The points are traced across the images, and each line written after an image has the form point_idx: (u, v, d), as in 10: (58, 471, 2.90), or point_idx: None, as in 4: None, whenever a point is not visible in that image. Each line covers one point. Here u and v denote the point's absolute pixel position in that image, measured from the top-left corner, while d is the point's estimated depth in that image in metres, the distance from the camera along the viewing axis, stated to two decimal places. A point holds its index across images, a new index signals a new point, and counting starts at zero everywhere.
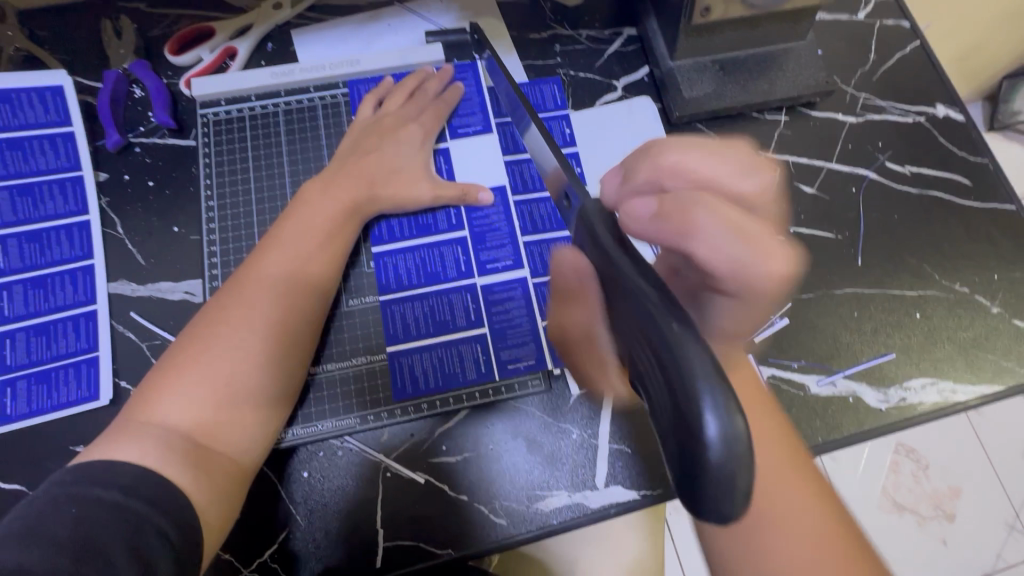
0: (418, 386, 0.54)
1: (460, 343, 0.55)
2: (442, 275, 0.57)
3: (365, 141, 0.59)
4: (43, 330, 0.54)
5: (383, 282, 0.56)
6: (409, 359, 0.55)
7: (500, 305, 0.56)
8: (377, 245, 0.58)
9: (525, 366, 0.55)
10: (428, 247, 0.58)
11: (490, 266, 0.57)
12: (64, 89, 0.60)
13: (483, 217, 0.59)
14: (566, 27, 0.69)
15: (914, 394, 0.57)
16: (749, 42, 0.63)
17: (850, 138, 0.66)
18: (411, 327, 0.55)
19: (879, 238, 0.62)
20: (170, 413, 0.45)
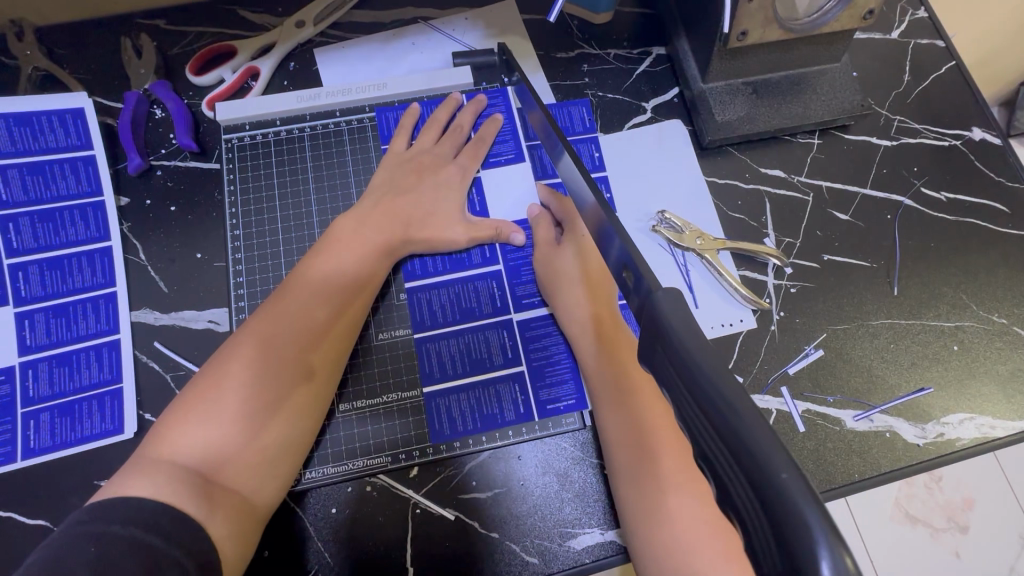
0: (455, 427, 0.53)
1: (498, 382, 0.55)
2: (476, 312, 0.56)
3: (403, 179, 0.58)
4: (66, 360, 0.53)
5: (419, 320, 0.56)
6: (446, 399, 0.54)
7: (536, 343, 0.56)
8: (411, 281, 0.57)
9: (565, 406, 0.54)
10: (462, 282, 0.57)
11: (526, 302, 0.57)
12: (85, 111, 0.59)
13: (520, 254, 0.58)
14: (594, 45, 0.67)
15: (952, 429, 0.56)
16: (784, 65, 0.62)
17: (885, 163, 0.65)
18: (447, 365, 0.55)
19: (915, 266, 0.61)
20: (187, 449, 0.43)
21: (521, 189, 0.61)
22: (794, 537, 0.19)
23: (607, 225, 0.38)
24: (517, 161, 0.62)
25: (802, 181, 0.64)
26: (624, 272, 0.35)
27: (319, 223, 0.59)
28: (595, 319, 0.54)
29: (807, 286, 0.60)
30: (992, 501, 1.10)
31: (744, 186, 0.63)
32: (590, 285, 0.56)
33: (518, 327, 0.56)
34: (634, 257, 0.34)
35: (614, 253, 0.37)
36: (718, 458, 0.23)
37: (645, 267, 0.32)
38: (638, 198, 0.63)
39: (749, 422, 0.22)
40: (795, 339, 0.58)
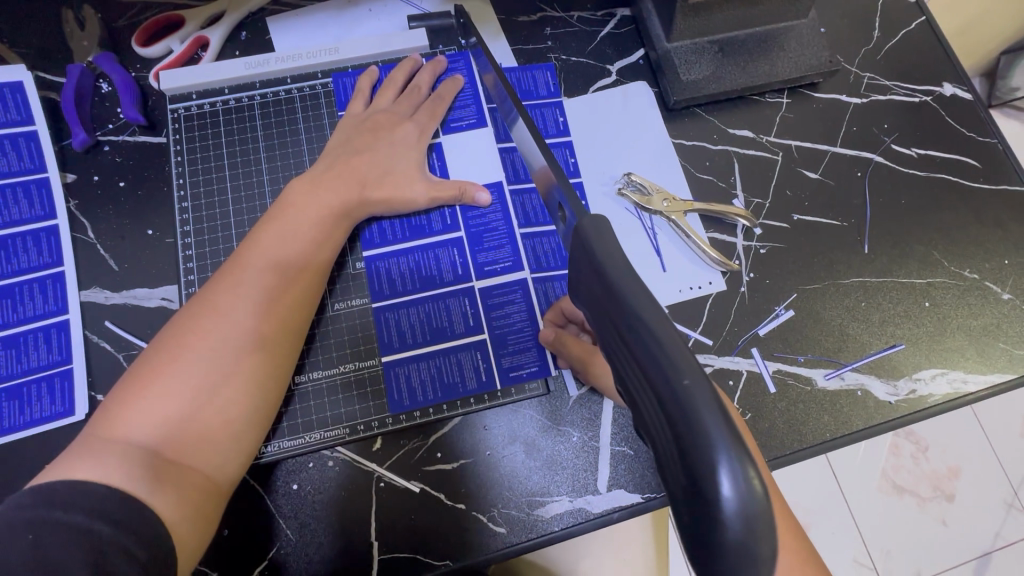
0: (416, 397, 0.52)
1: (459, 351, 0.53)
2: (437, 280, 0.55)
3: (358, 140, 0.56)
4: (13, 343, 0.51)
5: (377, 288, 0.54)
6: (406, 368, 0.53)
7: (498, 309, 0.54)
8: (369, 249, 0.55)
9: (527, 373, 0.53)
10: (422, 250, 0.56)
11: (488, 268, 0.55)
12: (24, 85, 0.57)
13: (480, 218, 0.57)
14: (557, 8, 0.65)
15: (924, 385, 0.55)
16: (748, 22, 0.61)
17: (854, 121, 0.64)
18: (407, 335, 0.53)
19: (886, 223, 0.60)
20: (138, 428, 0.41)
21: (484, 153, 0.59)
22: (692, 433, 0.23)
23: (556, 187, 0.37)
24: (478, 125, 0.60)
25: (770, 140, 0.62)
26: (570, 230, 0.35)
27: (270, 192, 0.57)
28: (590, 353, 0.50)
29: (778, 246, 0.59)
30: (976, 468, 1.11)
31: (711, 147, 0.62)
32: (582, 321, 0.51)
33: (481, 295, 0.55)
34: (575, 209, 0.33)
35: (563, 214, 0.37)
36: (633, 373, 0.27)
37: (585, 216, 0.31)
38: (603, 161, 0.61)
39: (659, 334, 0.25)
40: (765, 300, 0.57)
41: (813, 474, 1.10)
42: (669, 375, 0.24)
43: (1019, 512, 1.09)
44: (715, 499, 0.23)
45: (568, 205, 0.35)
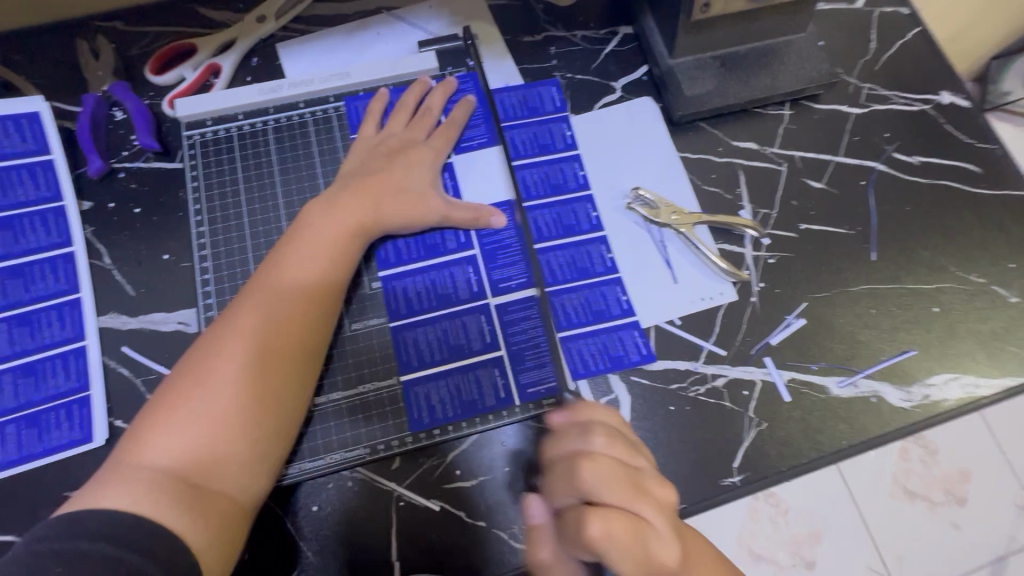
0: (435, 415, 0.52)
1: (477, 368, 0.54)
2: (453, 298, 0.55)
3: (373, 162, 0.57)
4: (31, 370, 0.52)
5: (395, 306, 0.55)
6: (426, 386, 0.53)
7: (514, 325, 0.55)
8: (385, 269, 0.56)
9: (546, 387, 0.53)
10: (437, 269, 0.56)
11: (503, 285, 0.56)
12: (40, 115, 0.57)
13: (494, 235, 0.57)
14: (560, 28, 0.67)
15: (937, 390, 0.56)
16: (749, 37, 0.62)
17: (856, 131, 0.65)
18: (425, 353, 0.54)
19: (891, 230, 0.61)
20: (164, 453, 0.42)
21: (495, 172, 0.60)
22: None
23: None
24: (489, 145, 0.61)
25: (774, 151, 0.64)
26: None
27: (285, 215, 0.57)
28: None
29: (786, 256, 0.60)
30: None
31: (717, 159, 0.63)
32: None
33: (496, 311, 0.55)
34: None
35: None
36: None
37: None
38: (611, 176, 0.62)
39: None
40: (776, 309, 0.58)
41: None
42: None
43: None
44: None
45: None
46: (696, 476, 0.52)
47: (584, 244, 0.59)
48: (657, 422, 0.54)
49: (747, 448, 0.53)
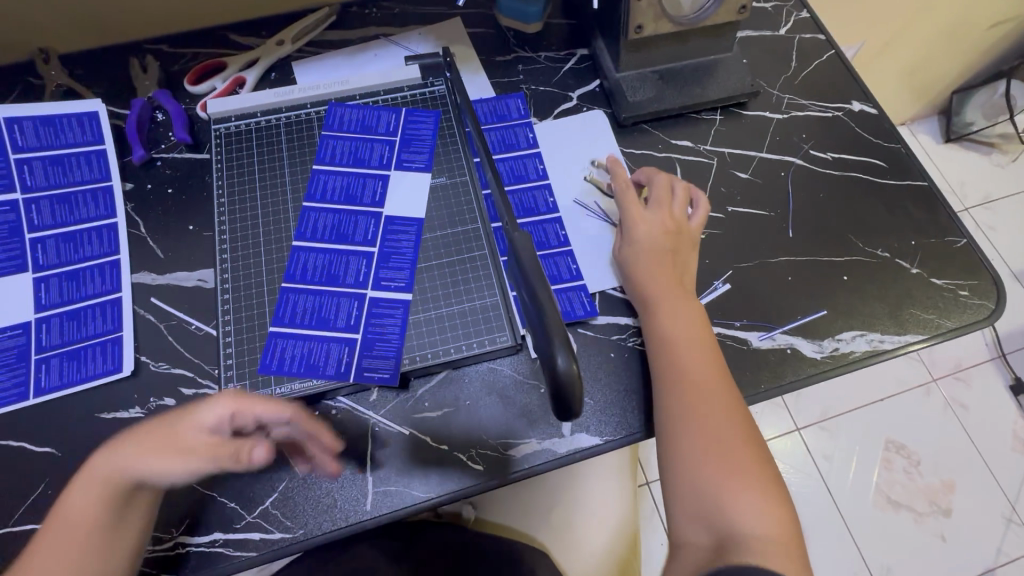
0: (281, 365, 0.59)
1: (331, 341, 0.60)
2: (339, 280, 0.63)
3: (159, 428, 0.50)
4: (75, 315, 0.62)
5: (295, 271, 0.63)
6: (285, 341, 0.60)
7: (380, 318, 0.61)
8: (302, 242, 0.64)
9: (377, 377, 0.59)
10: (339, 253, 0.64)
11: (384, 283, 0.62)
12: (98, 114, 0.70)
13: (394, 239, 0.64)
14: (527, 50, 0.81)
15: (845, 344, 0.64)
16: (681, 56, 0.75)
17: (778, 132, 0.76)
18: (297, 316, 0.61)
19: (807, 212, 0.71)
20: None
21: (403, 185, 0.67)
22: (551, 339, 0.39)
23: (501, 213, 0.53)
24: (420, 170, 0.68)
25: (707, 149, 0.75)
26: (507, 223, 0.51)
27: (290, 190, 0.67)
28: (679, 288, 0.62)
29: (715, 233, 0.70)
30: (967, 480, 1.36)
31: (657, 154, 0.74)
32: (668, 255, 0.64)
33: (369, 302, 0.62)
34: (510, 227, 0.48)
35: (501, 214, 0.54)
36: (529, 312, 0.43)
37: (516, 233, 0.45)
38: (566, 170, 0.73)
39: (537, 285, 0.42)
40: (705, 275, 0.67)
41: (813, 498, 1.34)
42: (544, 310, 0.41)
43: (1016, 525, 1.32)
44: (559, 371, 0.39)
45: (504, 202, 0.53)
46: (631, 411, 0.60)
47: (540, 222, 0.69)
48: (600, 366, 0.62)
49: None
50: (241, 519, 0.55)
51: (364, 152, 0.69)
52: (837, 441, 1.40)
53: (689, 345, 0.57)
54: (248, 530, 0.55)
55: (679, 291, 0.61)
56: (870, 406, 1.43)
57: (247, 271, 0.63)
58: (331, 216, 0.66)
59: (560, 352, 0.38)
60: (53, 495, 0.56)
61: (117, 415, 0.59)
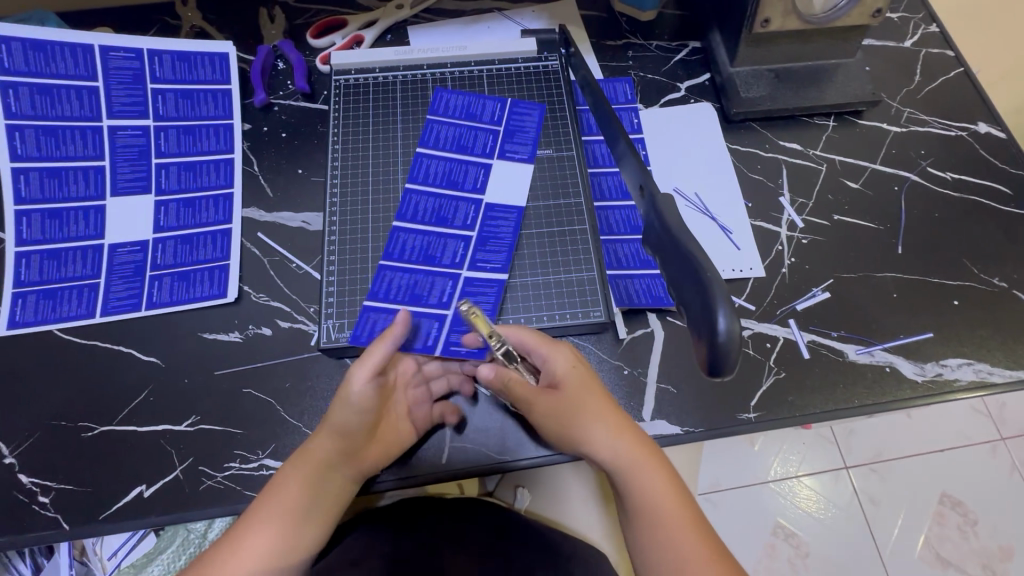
0: (371, 338, 0.60)
1: (423, 317, 0.61)
2: (436, 259, 0.63)
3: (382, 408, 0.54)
4: (188, 240, 0.66)
5: (391, 251, 0.63)
6: (378, 315, 0.61)
7: (471, 298, 0.61)
8: (399, 223, 0.65)
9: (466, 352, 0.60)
10: (440, 236, 0.64)
11: (480, 265, 0.62)
12: (228, 56, 0.74)
13: (495, 224, 0.64)
14: (639, 37, 0.80)
15: (950, 371, 0.61)
16: (802, 56, 0.73)
17: (894, 145, 0.73)
18: (392, 291, 0.61)
19: (919, 231, 0.68)
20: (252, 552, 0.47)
21: (511, 179, 0.67)
22: (707, 296, 0.34)
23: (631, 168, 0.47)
24: (523, 160, 0.68)
25: (817, 154, 0.72)
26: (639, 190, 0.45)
27: (401, 146, 0.69)
28: (628, 439, 0.51)
29: (818, 239, 0.67)
30: None
31: (764, 154, 0.72)
32: (585, 397, 0.52)
33: (464, 283, 0.62)
34: (650, 186, 0.43)
35: (628, 176, 0.48)
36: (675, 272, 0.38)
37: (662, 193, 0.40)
38: (668, 158, 0.72)
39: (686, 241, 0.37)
40: (804, 281, 0.65)
41: (855, 540, 1.28)
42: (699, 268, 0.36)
43: None
44: (718, 333, 0.33)
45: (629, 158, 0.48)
46: (713, 406, 0.59)
47: None
48: (688, 356, 0.61)
49: (764, 391, 0.60)
50: None
51: (468, 140, 0.69)
52: (889, 486, 1.33)
53: (647, 490, 0.49)
54: None
55: (637, 439, 0.51)
56: (930, 455, 1.35)
57: (354, 219, 0.65)
58: (430, 198, 0.66)
59: (721, 310, 0.33)
60: (154, 402, 0.59)
61: (218, 336, 0.62)
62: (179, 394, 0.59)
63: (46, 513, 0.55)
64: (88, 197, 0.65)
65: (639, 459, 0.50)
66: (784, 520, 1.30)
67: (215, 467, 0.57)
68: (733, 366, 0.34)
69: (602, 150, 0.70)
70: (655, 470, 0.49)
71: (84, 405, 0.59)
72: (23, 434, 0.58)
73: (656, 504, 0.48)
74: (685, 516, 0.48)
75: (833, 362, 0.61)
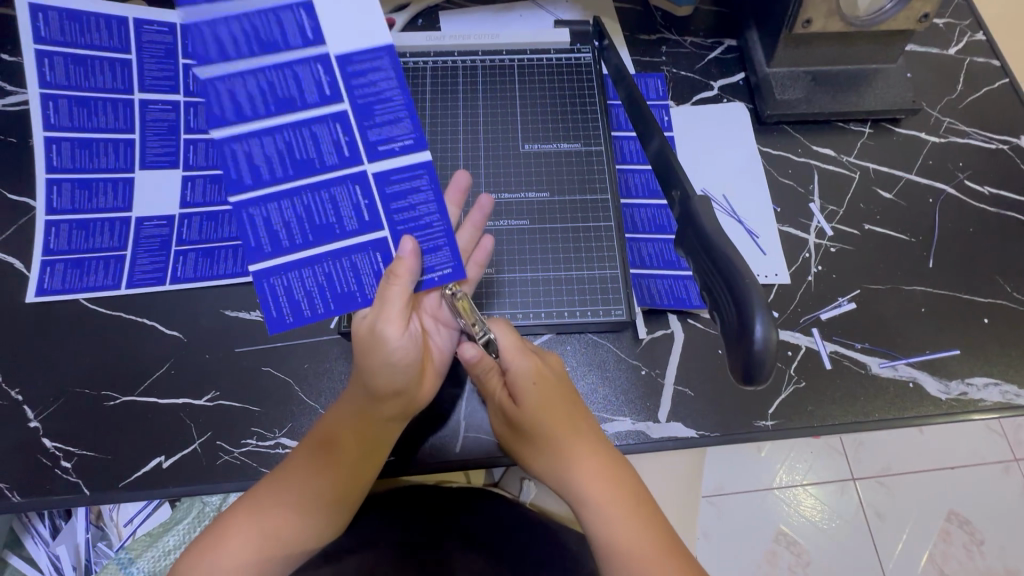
0: (298, 310, 0.51)
1: (353, 253, 0.52)
2: (317, 162, 0.50)
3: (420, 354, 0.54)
4: (213, 216, 0.66)
5: (250, 175, 0.48)
6: (284, 277, 0.50)
7: (398, 199, 0.52)
8: (226, 126, 0.47)
9: (441, 276, 0.53)
10: (293, 126, 0.49)
11: (383, 146, 0.51)
12: None
13: (367, 85, 0.50)
14: (673, 33, 0.78)
15: (976, 390, 0.60)
16: (842, 59, 0.71)
17: (931, 156, 0.71)
18: (292, 232, 0.50)
19: (952, 245, 0.66)
20: (265, 525, 0.49)
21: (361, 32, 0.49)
22: (744, 301, 0.33)
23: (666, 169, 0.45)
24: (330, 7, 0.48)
25: (850, 161, 0.71)
26: (673, 193, 0.44)
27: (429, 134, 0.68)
28: (591, 462, 0.50)
29: (847, 248, 0.66)
30: None
31: (795, 158, 0.71)
32: (545, 410, 0.51)
33: (375, 178, 0.52)
34: (686, 187, 0.42)
35: (660, 178, 0.46)
36: (711, 275, 0.37)
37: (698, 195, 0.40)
38: (697, 159, 0.71)
39: (724, 245, 0.36)
40: (829, 290, 0.64)
41: (857, 552, 1.27)
42: (737, 271, 0.35)
43: None
44: (752, 338, 0.32)
45: (664, 158, 0.46)
46: (730, 412, 0.58)
47: (663, 207, 0.66)
48: (707, 359, 0.60)
49: (783, 399, 0.59)
50: None
51: (499, 134, 0.68)
52: (895, 500, 1.31)
53: (606, 520, 0.48)
54: None
55: (602, 461, 0.50)
56: (940, 472, 1.33)
57: None
58: (250, 78, 0.47)
59: (758, 315, 0.32)
60: (176, 375, 0.60)
61: (240, 314, 0.63)
62: (200, 369, 0.60)
63: (68, 477, 0.56)
64: (117, 169, 0.65)
65: (596, 486, 0.49)
66: (786, 527, 1.29)
67: (232, 442, 0.58)
68: (767, 373, 0.33)
69: (632, 147, 0.69)
70: (610, 493, 0.49)
71: (107, 375, 0.60)
72: (47, 399, 0.59)
73: (617, 534, 0.47)
74: (653, 540, 0.47)
75: (856, 374, 0.60)
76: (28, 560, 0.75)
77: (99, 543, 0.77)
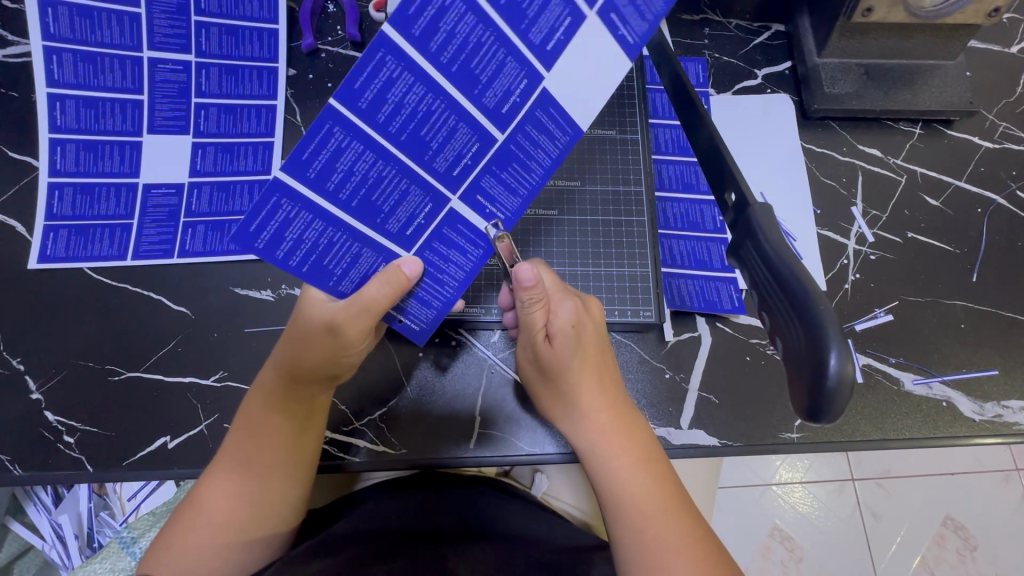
0: (278, 249, 0.42)
1: (368, 246, 0.45)
2: (426, 155, 0.41)
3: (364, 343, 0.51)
4: (225, 187, 0.62)
5: (371, 109, 0.37)
6: (295, 214, 0.40)
7: (446, 245, 0.48)
8: (401, 43, 0.35)
9: (409, 323, 0.53)
10: (450, 104, 0.39)
11: (479, 198, 0.45)
12: None
13: (525, 139, 0.43)
14: (718, 13, 0.73)
15: (1011, 413, 0.57)
16: (900, 53, 0.66)
17: (983, 163, 0.67)
18: (340, 181, 0.40)
19: (998, 259, 0.63)
20: (211, 508, 0.47)
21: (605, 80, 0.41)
22: (815, 327, 0.31)
23: (721, 166, 0.41)
24: (626, 50, 0.40)
25: (898, 163, 0.67)
26: (727, 196, 0.41)
27: None
28: (608, 407, 0.50)
29: (887, 256, 0.63)
30: None
31: (840, 158, 0.67)
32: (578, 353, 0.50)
33: (445, 214, 0.46)
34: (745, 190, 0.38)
35: (716, 177, 0.43)
36: (774, 291, 0.34)
37: (757, 202, 0.36)
38: (736, 152, 0.67)
39: (791, 262, 0.33)
40: (867, 300, 0.61)
41: (849, 551, 1.27)
42: (806, 292, 0.32)
43: None
44: (823, 371, 0.30)
45: (717, 154, 0.42)
46: (754, 422, 0.56)
47: (698, 202, 0.63)
48: (734, 366, 0.58)
49: None
50: (349, 422, 0.57)
51: None
52: (893, 502, 1.31)
53: (622, 472, 0.48)
54: (354, 435, 0.57)
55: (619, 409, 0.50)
56: (939, 478, 1.33)
57: None
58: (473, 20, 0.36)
59: (832, 348, 0.30)
60: (182, 352, 0.58)
61: (250, 293, 0.60)
62: (207, 346, 0.58)
63: (70, 452, 0.55)
64: (123, 132, 0.62)
65: (611, 435, 0.49)
66: (781, 522, 1.29)
67: None
68: (836, 406, 0.30)
69: (670, 136, 0.66)
70: (626, 441, 0.49)
71: (110, 348, 0.58)
72: (49, 370, 0.57)
73: (628, 482, 0.47)
74: (665, 493, 0.47)
75: (888, 389, 0.58)
76: (30, 526, 0.75)
77: (101, 513, 0.77)
